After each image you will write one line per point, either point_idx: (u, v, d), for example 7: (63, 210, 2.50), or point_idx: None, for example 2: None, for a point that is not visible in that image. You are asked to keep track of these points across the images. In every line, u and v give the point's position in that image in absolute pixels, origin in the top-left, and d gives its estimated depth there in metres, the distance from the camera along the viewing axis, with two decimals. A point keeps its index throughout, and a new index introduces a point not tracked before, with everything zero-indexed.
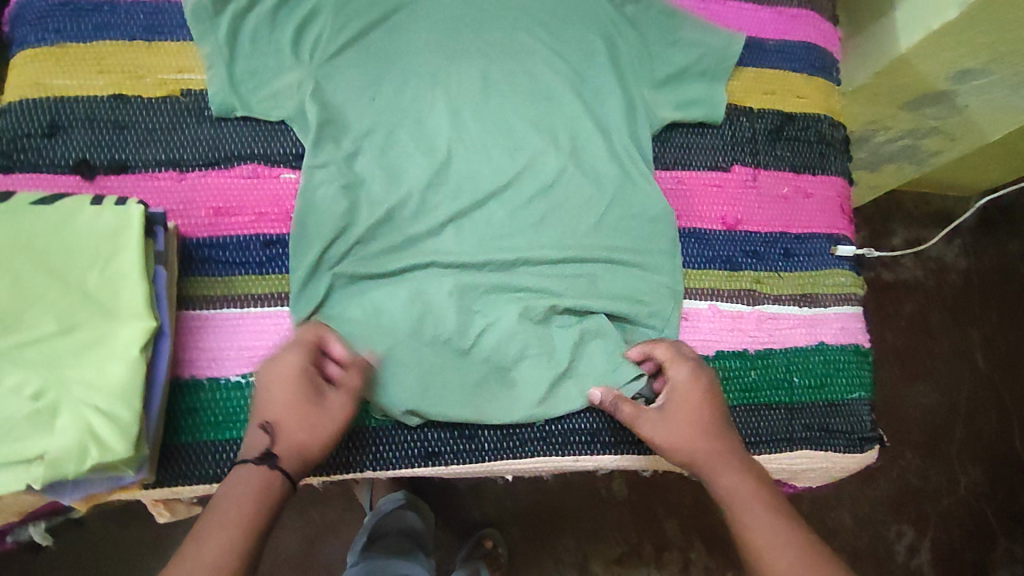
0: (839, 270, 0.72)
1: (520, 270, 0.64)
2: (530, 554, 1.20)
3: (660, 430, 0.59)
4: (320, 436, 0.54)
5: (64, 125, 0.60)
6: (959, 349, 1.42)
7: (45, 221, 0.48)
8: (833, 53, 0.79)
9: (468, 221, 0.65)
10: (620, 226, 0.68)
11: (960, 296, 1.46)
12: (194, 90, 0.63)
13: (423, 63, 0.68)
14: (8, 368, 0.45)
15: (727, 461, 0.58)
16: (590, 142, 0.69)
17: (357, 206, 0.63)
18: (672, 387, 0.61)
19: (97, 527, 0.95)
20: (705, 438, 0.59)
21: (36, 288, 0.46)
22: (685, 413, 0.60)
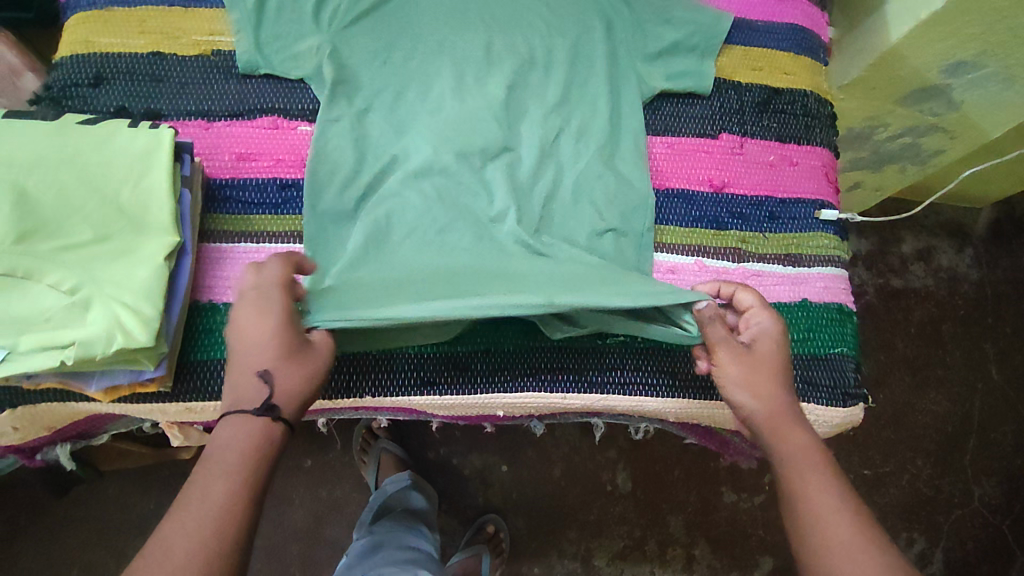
0: (822, 234, 0.75)
1: (498, 242, 0.67)
2: (533, 546, 1.19)
3: (742, 367, 0.58)
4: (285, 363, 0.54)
5: (108, 77, 0.67)
6: (972, 361, 1.41)
7: (88, 141, 0.54)
8: (820, 36, 0.84)
9: (449, 196, 0.68)
10: (607, 177, 0.72)
11: (972, 307, 1.45)
12: (224, 51, 0.70)
13: (428, 42, 0.73)
14: (50, 266, 0.50)
15: (793, 424, 0.57)
16: (582, 113, 0.74)
17: (365, 155, 0.69)
18: (757, 333, 0.60)
19: (113, 489, 1.03)
20: (776, 394, 0.58)
21: (78, 200, 0.52)
22: (765, 365, 0.59)
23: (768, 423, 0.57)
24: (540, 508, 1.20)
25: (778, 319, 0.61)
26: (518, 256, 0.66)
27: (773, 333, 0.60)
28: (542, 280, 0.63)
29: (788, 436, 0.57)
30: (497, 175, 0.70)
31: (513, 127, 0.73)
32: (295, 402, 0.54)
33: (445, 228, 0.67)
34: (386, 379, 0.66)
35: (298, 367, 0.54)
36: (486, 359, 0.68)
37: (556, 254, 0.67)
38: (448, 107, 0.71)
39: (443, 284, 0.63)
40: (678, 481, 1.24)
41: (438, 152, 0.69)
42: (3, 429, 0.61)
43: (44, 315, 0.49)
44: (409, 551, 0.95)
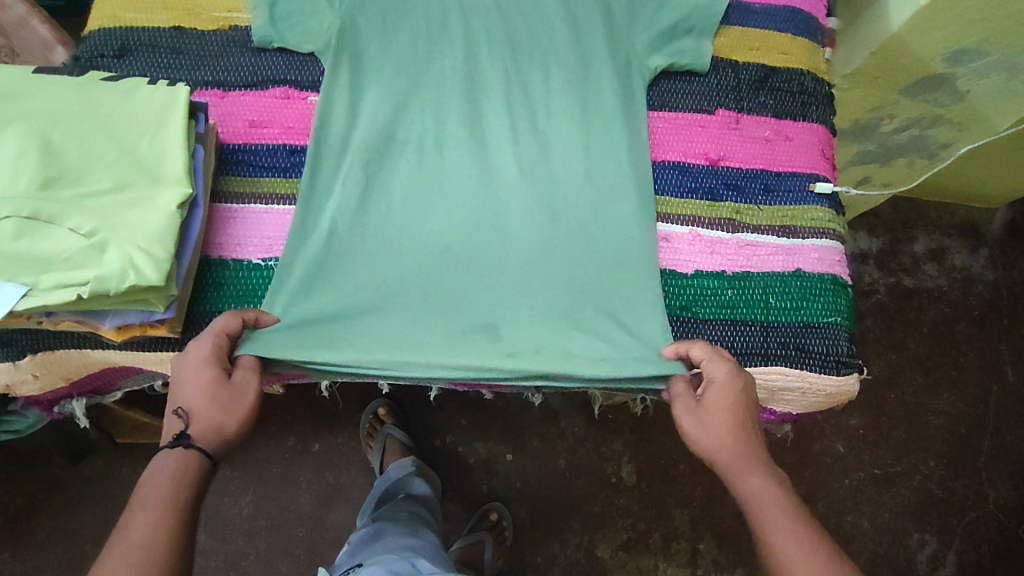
0: (817, 207, 0.76)
1: (489, 250, 0.70)
2: (537, 538, 1.17)
3: (693, 421, 0.61)
4: (201, 404, 0.56)
5: (132, 49, 0.72)
6: (987, 362, 1.39)
7: (111, 97, 0.58)
8: (818, 19, 0.86)
9: (439, 183, 0.72)
10: (594, 168, 0.74)
11: (986, 309, 1.44)
12: (240, 26, 0.74)
13: (440, 37, 0.77)
14: (71, 211, 0.54)
15: (752, 466, 0.57)
16: (592, 103, 0.77)
17: (357, 124, 0.72)
18: (709, 381, 0.61)
19: (125, 466, 1.05)
20: (730, 440, 0.59)
21: (99, 151, 0.56)
22: (717, 413, 0.60)
23: (723, 467, 0.58)
24: (544, 498, 1.19)
25: (728, 367, 0.61)
26: (505, 268, 0.70)
27: (724, 379, 0.61)
28: (507, 286, 0.69)
29: (745, 479, 0.57)
30: (500, 175, 0.73)
31: (517, 123, 0.75)
32: (209, 434, 0.56)
33: (440, 230, 0.70)
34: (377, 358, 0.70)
35: (211, 401, 0.57)
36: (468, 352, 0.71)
37: (542, 270, 0.70)
38: (455, 107, 0.75)
39: (431, 296, 0.68)
40: (684, 475, 1.21)
41: (444, 152, 0.73)
42: (24, 376, 0.64)
43: (64, 256, 0.52)
44: (411, 539, 0.91)
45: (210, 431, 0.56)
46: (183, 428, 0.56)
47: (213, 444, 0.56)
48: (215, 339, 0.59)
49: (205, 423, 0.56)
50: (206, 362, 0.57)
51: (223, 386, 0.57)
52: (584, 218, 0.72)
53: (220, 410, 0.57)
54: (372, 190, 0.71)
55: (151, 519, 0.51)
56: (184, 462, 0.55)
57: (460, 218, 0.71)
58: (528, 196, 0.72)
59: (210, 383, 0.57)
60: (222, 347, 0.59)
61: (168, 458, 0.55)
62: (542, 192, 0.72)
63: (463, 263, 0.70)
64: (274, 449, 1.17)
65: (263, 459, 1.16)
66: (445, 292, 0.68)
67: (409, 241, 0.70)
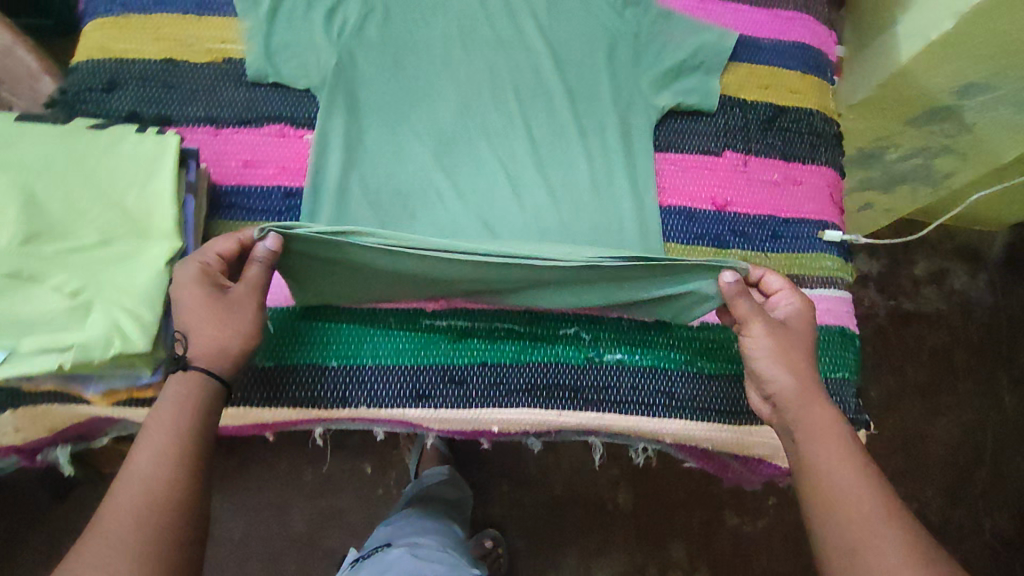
0: (826, 255, 0.75)
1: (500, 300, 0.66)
2: (532, 565, 1.15)
3: (776, 350, 0.59)
4: (203, 323, 0.51)
5: (121, 81, 0.68)
6: (984, 389, 1.39)
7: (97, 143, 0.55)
8: (827, 55, 0.84)
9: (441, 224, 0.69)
10: (597, 215, 0.72)
11: (985, 334, 1.43)
12: (235, 59, 0.71)
13: (443, 78, 0.74)
14: (55, 270, 0.51)
15: (819, 397, 0.58)
16: (598, 148, 0.74)
17: (350, 171, 0.69)
18: (789, 313, 0.62)
19: None
20: (808, 373, 0.59)
21: (85, 203, 0.53)
22: (796, 340, 0.61)
23: (794, 401, 0.58)
24: (541, 525, 1.17)
25: (811, 303, 0.63)
26: (515, 326, 0.66)
27: (802, 310, 0.63)
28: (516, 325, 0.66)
29: (813, 409, 0.58)
30: (506, 220, 0.70)
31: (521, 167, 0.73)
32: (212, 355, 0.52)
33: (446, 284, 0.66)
34: (377, 390, 0.62)
35: (213, 319, 0.51)
36: (484, 373, 0.64)
37: (557, 331, 0.67)
38: (457, 150, 0.72)
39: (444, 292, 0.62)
40: (682, 502, 1.20)
41: (447, 200, 0.70)
42: (5, 430, 0.62)
43: (46, 316, 0.50)
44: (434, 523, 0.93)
45: (217, 354, 0.52)
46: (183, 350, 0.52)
47: (221, 364, 0.52)
48: (207, 262, 0.53)
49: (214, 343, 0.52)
50: (198, 283, 0.52)
51: (226, 303, 0.52)
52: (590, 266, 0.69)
53: (228, 329, 0.52)
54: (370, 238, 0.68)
55: (165, 462, 0.48)
56: (193, 394, 0.51)
57: None
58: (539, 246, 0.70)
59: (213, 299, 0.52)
60: (214, 270, 0.53)
61: (183, 378, 0.51)
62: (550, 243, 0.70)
63: (473, 317, 0.66)
64: (267, 476, 1.14)
65: (256, 487, 1.14)
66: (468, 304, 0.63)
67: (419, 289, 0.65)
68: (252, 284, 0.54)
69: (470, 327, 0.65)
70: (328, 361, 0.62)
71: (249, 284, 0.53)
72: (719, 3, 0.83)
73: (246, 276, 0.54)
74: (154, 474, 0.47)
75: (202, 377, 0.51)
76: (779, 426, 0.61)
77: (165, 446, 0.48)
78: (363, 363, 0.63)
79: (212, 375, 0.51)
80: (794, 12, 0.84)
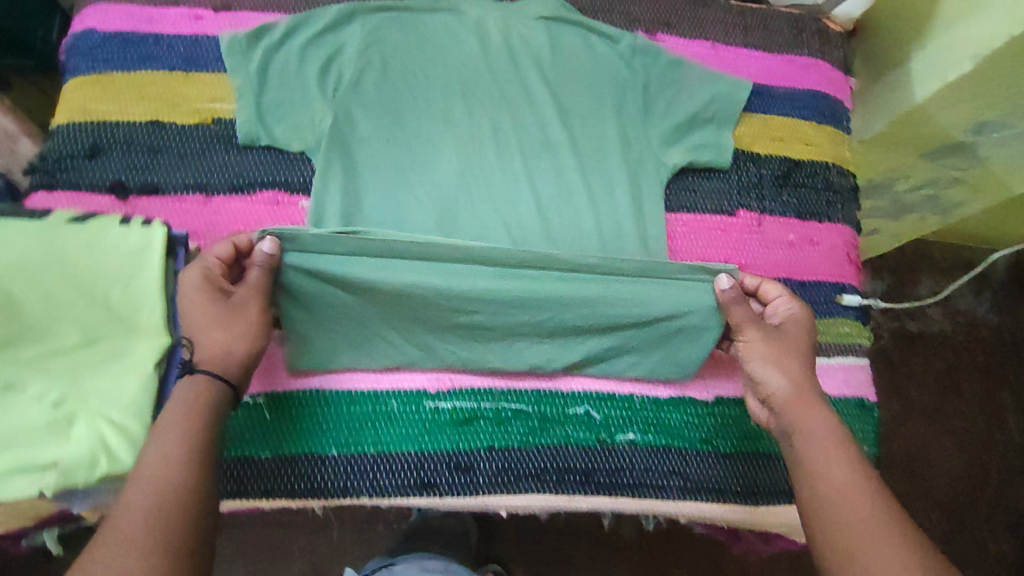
0: (843, 320, 0.72)
1: (506, 380, 0.65)
2: None
3: (774, 353, 0.59)
4: (208, 326, 0.50)
5: (104, 147, 0.64)
6: (989, 412, 1.38)
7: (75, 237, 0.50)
8: (844, 103, 0.81)
9: None
10: None
11: (988, 356, 1.42)
12: (225, 119, 0.67)
13: (444, 138, 0.70)
14: (35, 376, 0.48)
15: (821, 403, 0.56)
16: (607, 207, 0.71)
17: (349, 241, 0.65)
18: (788, 317, 0.62)
19: None
20: (807, 372, 0.58)
21: (65, 301, 0.50)
22: (795, 344, 0.60)
23: (790, 401, 0.57)
24: None
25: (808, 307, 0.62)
26: (523, 408, 0.64)
27: (800, 315, 0.62)
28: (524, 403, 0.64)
29: (810, 412, 0.56)
30: None
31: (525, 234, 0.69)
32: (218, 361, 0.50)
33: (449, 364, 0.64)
34: (382, 480, 0.60)
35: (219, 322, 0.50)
36: (491, 458, 0.62)
37: (566, 411, 0.65)
38: (461, 214, 0.68)
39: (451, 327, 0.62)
40: None
41: None
42: None
43: (25, 431, 0.47)
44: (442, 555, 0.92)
45: (222, 356, 0.50)
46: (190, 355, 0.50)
47: (228, 368, 0.51)
48: (209, 267, 0.52)
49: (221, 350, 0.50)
50: (201, 288, 0.51)
51: (230, 305, 0.51)
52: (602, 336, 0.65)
53: (232, 332, 0.51)
54: None
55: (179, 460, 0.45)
56: (204, 393, 0.49)
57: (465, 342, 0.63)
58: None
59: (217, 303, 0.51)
60: (218, 274, 0.53)
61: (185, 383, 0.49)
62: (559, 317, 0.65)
63: (478, 398, 0.64)
64: None
65: None
66: (460, 335, 0.62)
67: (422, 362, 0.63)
68: (257, 289, 0.53)
69: (475, 409, 0.63)
70: (327, 450, 0.60)
71: (253, 288, 0.52)
72: (732, 49, 0.79)
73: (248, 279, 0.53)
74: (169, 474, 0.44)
75: (209, 379, 0.49)
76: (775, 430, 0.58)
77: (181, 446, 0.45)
78: (365, 452, 0.60)
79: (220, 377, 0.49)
80: (809, 57, 0.81)
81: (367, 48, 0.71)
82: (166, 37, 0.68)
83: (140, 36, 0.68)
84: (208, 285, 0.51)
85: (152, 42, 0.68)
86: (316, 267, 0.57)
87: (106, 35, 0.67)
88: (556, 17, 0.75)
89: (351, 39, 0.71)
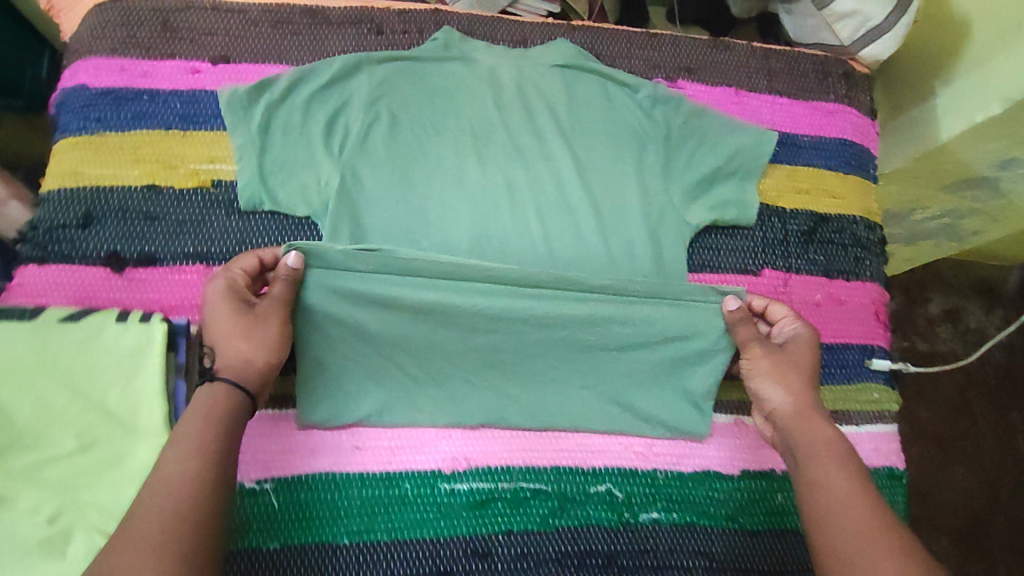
0: (873, 386, 0.70)
1: (525, 458, 0.63)
2: None
3: (777, 368, 0.61)
4: (233, 338, 0.52)
5: (98, 215, 0.61)
6: (1003, 434, 1.24)
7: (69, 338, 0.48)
8: (870, 150, 0.77)
9: (456, 363, 0.63)
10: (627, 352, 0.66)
11: (999, 374, 1.28)
12: (226, 182, 0.64)
13: (455, 197, 0.67)
14: (29, 489, 0.46)
15: (820, 416, 0.58)
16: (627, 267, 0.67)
17: None
18: (794, 335, 0.63)
19: None
20: (808, 388, 0.60)
21: (58, 406, 0.47)
22: (798, 360, 0.61)
23: (791, 417, 0.59)
24: None
25: (812, 326, 0.63)
26: (543, 487, 0.62)
27: (804, 333, 0.63)
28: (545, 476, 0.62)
29: (810, 426, 0.57)
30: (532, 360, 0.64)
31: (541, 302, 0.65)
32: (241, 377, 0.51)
33: (468, 441, 0.63)
34: (395, 569, 0.58)
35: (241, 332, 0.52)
36: (510, 544, 0.60)
37: (587, 489, 0.63)
38: None
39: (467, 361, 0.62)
40: None
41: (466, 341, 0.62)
42: None
43: (14, 552, 0.44)
44: None
45: (241, 364, 0.51)
46: (210, 361, 0.51)
47: (249, 376, 0.52)
48: (235, 278, 0.55)
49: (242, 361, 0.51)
50: (226, 299, 0.53)
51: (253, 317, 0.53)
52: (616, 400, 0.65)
53: (254, 344, 0.53)
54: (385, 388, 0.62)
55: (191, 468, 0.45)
56: (219, 402, 0.49)
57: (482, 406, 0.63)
58: (566, 388, 0.65)
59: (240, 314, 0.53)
60: (240, 286, 0.55)
61: (206, 393, 0.50)
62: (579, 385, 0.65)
63: (497, 477, 0.62)
64: None
65: None
66: (476, 366, 0.63)
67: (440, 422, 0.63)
68: (281, 301, 0.55)
69: (492, 489, 0.61)
70: (338, 539, 0.58)
71: (276, 300, 0.54)
72: (755, 96, 0.75)
73: (272, 293, 0.55)
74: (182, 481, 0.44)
75: (228, 388, 0.50)
76: (782, 447, 0.60)
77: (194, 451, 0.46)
78: (379, 540, 0.58)
79: (241, 387, 0.50)
80: (836, 103, 0.77)
81: (375, 102, 0.67)
82: (162, 92, 0.65)
83: (134, 92, 0.64)
84: (233, 300, 0.53)
85: (147, 98, 0.64)
86: (342, 285, 0.58)
87: (98, 91, 0.64)
88: (573, 65, 0.72)
89: (357, 92, 0.67)
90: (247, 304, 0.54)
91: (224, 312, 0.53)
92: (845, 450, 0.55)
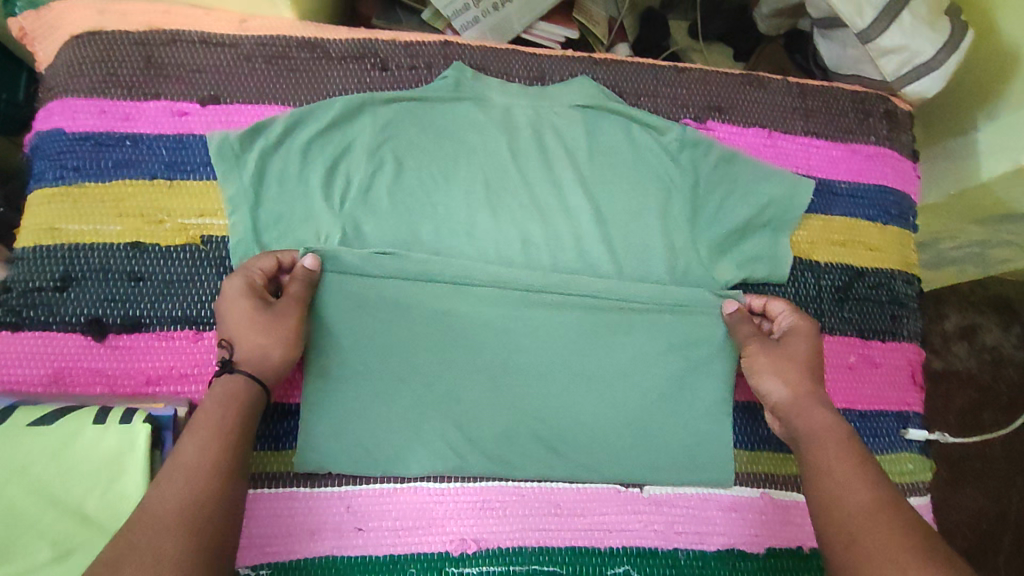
0: (907, 455, 0.66)
1: (540, 537, 0.59)
2: None
3: (770, 359, 0.59)
4: (254, 335, 0.53)
5: (76, 276, 0.56)
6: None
7: (45, 444, 0.48)
8: (911, 196, 0.72)
9: (475, 423, 0.60)
10: (644, 419, 0.62)
11: None
12: (216, 237, 0.59)
13: (466, 251, 0.62)
14: None
15: (818, 402, 0.56)
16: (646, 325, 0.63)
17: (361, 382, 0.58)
18: (788, 328, 0.61)
19: None
20: (804, 376, 0.58)
21: (32, 515, 0.46)
22: (792, 350, 0.59)
23: (795, 406, 0.56)
24: None
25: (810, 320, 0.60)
26: (556, 570, 0.58)
27: (798, 323, 0.61)
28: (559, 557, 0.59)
29: (813, 411, 0.55)
30: (546, 421, 0.61)
31: (553, 367, 0.61)
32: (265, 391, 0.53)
33: (480, 521, 0.58)
34: None
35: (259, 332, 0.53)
36: None
37: (605, 572, 0.59)
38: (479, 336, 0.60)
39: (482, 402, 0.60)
40: None
41: (482, 403, 0.60)
42: None
43: None
44: None
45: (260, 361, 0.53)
46: (229, 355, 0.53)
47: (265, 373, 0.53)
48: (252, 277, 0.55)
49: (262, 354, 0.53)
50: (246, 296, 0.54)
51: (271, 315, 0.54)
52: (634, 469, 0.61)
53: (271, 340, 0.54)
54: (391, 464, 0.58)
55: (211, 449, 0.46)
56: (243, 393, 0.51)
57: (492, 475, 0.59)
58: (584, 459, 0.61)
59: (257, 312, 0.53)
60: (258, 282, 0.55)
61: (227, 379, 0.51)
62: (596, 455, 0.61)
63: (508, 559, 0.58)
64: None
65: None
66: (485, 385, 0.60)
67: (450, 495, 0.59)
68: (297, 298, 0.55)
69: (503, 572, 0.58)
70: None
71: (293, 300, 0.55)
72: (789, 138, 0.70)
73: (289, 292, 0.55)
74: (201, 457, 0.45)
75: (246, 378, 0.52)
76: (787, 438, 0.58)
77: (217, 433, 0.47)
78: None
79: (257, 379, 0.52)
80: (876, 146, 0.72)
81: (379, 147, 0.61)
82: (146, 137, 0.59)
83: (116, 138, 0.59)
84: (252, 297, 0.54)
85: (130, 144, 0.59)
86: (356, 290, 0.58)
87: (76, 137, 0.58)
88: (594, 105, 0.66)
89: (359, 136, 0.61)
90: (266, 302, 0.55)
91: (243, 306, 0.54)
92: (849, 434, 0.53)
